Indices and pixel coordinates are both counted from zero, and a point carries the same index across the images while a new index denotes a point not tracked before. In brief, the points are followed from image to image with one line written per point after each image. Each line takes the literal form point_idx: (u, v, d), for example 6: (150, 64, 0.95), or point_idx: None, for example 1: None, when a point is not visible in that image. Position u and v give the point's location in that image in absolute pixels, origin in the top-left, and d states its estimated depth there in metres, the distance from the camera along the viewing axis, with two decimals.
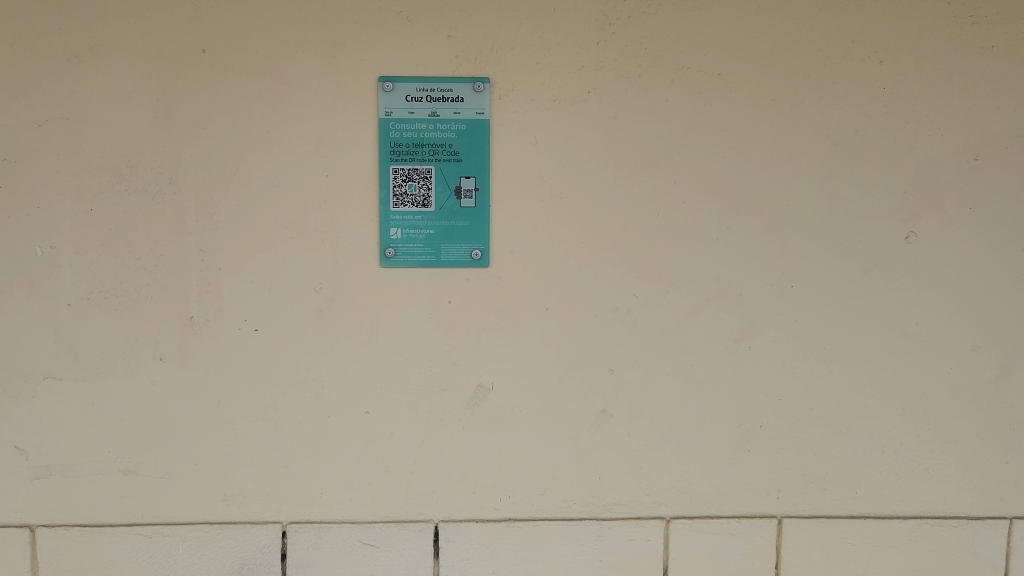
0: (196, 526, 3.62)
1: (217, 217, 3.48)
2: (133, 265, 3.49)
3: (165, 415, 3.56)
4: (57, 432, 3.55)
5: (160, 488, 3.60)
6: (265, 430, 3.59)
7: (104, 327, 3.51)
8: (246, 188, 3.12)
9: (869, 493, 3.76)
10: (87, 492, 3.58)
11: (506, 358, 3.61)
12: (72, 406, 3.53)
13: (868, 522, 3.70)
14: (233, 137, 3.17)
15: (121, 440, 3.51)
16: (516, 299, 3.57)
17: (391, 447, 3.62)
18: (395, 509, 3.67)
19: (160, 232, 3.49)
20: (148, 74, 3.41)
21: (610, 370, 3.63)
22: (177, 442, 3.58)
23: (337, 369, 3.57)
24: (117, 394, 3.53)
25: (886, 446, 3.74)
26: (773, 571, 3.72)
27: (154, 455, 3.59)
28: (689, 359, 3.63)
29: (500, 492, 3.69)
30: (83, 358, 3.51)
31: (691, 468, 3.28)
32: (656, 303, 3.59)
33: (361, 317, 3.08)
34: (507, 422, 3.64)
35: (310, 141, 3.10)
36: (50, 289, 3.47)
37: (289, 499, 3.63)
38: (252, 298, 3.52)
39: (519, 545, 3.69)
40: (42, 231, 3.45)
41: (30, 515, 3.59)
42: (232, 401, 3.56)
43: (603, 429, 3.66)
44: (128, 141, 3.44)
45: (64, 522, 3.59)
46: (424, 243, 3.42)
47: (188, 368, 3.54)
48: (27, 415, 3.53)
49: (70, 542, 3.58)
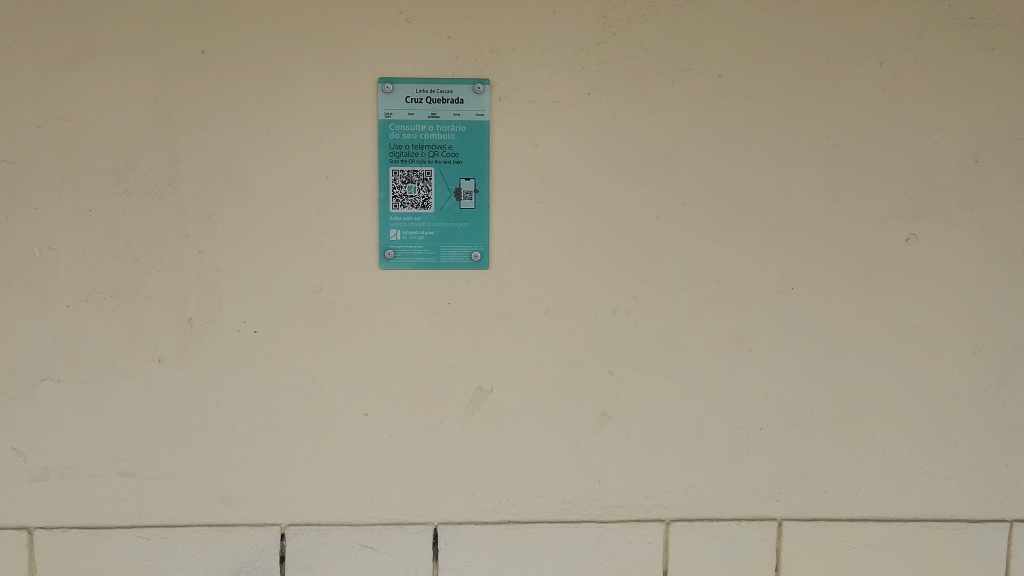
0: (190, 525, 2.28)
1: (139, 186, 2.18)
2: (62, 255, 2.19)
3: (122, 433, 2.24)
4: (37, 434, 2.23)
5: (96, 484, 2.25)
6: (201, 459, 2.26)
7: (22, 248, 2.18)
8: (122, 92, 2.16)
9: (940, 474, 2.38)
10: (85, 492, 2.25)
11: (504, 360, 2.28)
12: (22, 410, 2.22)
13: (914, 518, 2.39)
14: (129, 63, 2.16)
15: (22, 423, 2.22)
16: (510, 301, 2.26)
17: (334, 477, 2.29)
18: (356, 511, 2.30)
19: (55, 207, 2.17)
20: (36, 8, 2.14)
21: (609, 374, 2.30)
22: (89, 454, 2.24)
23: (280, 416, 2.26)
24: (40, 413, 2.22)
25: (940, 458, 2.38)
26: (845, 570, 2.39)
27: (84, 458, 2.24)
28: (751, 385, 2.33)
29: (494, 487, 2.32)
30: (83, 360, 2.21)
31: (724, 434, 2.34)
32: (661, 299, 2.29)
33: (274, 206, 2.20)
34: (503, 433, 2.30)
35: (215, 49, 2.17)
36: (41, 286, 2.19)
37: (266, 485, 2.28)
38: (176, 265, 2.21)
39: (518, 544, 2.33)
40: (30, 224, 2.17)
41: (26, 511, 2.25)
42: (171, 410, 2.24)
43: (603, 433, 2.32)
44: (12, 105, 2.15)
45: (63, 522, 2.26)
46: (421, 230, 2.22)
47: (163, 374, 2.23)
48: (25, 422, 2.22)
49: (69, 543, 2.25)
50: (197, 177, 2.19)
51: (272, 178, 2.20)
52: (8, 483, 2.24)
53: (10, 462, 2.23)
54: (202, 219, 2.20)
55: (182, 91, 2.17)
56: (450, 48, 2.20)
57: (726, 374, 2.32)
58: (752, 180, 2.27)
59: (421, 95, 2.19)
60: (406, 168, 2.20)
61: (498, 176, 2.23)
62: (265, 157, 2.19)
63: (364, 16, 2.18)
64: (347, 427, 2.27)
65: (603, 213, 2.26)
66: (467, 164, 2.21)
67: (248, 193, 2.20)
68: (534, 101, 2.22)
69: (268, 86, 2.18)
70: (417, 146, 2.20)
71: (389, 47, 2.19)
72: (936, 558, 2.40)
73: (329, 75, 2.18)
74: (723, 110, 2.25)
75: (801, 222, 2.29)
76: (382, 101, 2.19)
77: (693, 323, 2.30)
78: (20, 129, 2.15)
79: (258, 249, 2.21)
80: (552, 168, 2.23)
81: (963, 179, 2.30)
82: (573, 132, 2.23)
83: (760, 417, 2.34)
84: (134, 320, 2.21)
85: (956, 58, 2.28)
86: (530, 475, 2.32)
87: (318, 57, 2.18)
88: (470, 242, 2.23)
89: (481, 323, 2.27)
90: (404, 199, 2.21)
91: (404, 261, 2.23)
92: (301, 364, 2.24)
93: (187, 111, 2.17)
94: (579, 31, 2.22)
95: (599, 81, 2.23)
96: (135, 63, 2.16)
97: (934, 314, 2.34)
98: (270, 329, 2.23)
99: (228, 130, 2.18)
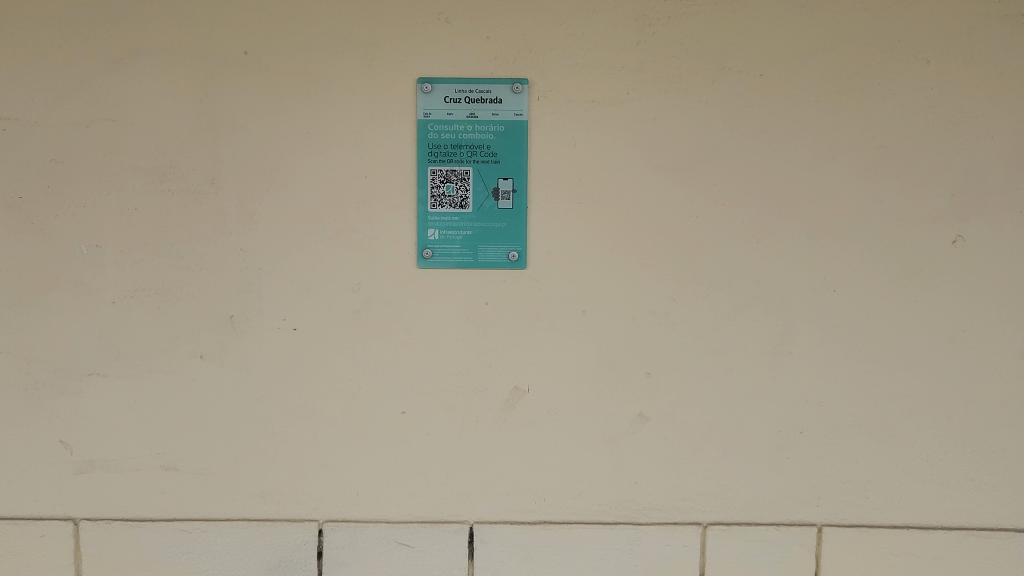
0: (230, 520, 2.31)
1: (181, 186, 2.22)
2: (108, 252, 2.23)
3: (165, 427, 2.28)
4: (83, 428, 2.28)
5: (140, 478, 2.30)
6: (241, 455, 2.29)
7: (70, 245, 2.23)
8: (167, 92, 2.20)
9: (987, 482, 2.33)
10: (129, 485, 2.30)
11: (540, 360, 2.28)
12: (69, 404, 2.27)
13: (958, 526, 2.34)
14: (174, 64, 2.19)
15: (70, 417, 2.27)
16: (547, 301, 2.26)
17: (370, 475, 2.30)
18: (391, 509, 2.32)
19: (101, 206, 2.22)
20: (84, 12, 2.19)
21: (646, 375, 2.28)
22: (132, 447, 2.28)
23: (317, 413, 2.28)
24: (87, 408, 2.27)
25: (986, 466, 2.32)
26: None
27: (128, 452, 2.29)
28: (791, 388, 2.30)
29: (529, 487, 2.32)
30: (127, 356, 2.26)
31: (762, 437, 2.31)
32: (700, 300, 2.27)
33: (313, 205, 2.22)
34: (539, 433, 2.30)
35: (257, 51, 2.19)
36: (88, 283, 2.24)
37: (304, 481, 2.30)
38: (218, 264, 2.24)
39: (553, 545, 2.32)
40: (78, 223, 2.22)
41: (72, 504, 2.30)
42: (212, 406, 2.27)
43: (639, 435, 2.30)
44: (61, 107, 2.20)
45: (107, 514, 2.31)
46: (459, 229, 2.23)
47: (204, 371, 2.26)
48: (71, 415, 2.27)
49: (112, 535, 2.30)
50: (239, 177, 2.22)
51: (313, 177, 2.22)
52: (54, 475, 2.29)
53: (56, 455, 2.28)
54: (243, 218, 2.23)
55: (225, 92, 2.20)
56: (489, 49, 2.21)
57: (765, 377, 2.29)
58: (794, 180, 2.24)
59: (460, 94, 2.20)
60: (445, 168, 2.21)
61: (536, 176, 2.23)
62: (305, 157, 2.21)
63: (404, 17, 2.19)
64: (384, 425, 2.29)
65: (642, 214, 2.24)
66: (505, 163, 2.21)
67: (288, 192, 2.22)
68: (572, 101, 2.21)
69: (308, 87, 2.20)
70: (456, 146, 2.21)
71: (429, 47, 2.20)
72: (982, 567, 2.35)
73: (369, 76, 2.20)
74: (764, 109, 2.23)
75: (844, 223, 2.26)
76: (422, 101, 2.20)
77: (732, 325, 2.28)
78: (68, 130, 2.20)
79: (298, 247, 2.24)
80: (589, 168, 2.23)
81: (1012, 179, 2.25)
82: (612, 132, 2.22)
83: (800, 420, 2.31)
84: (177, 317, 2.25)
85: (1006, 55, 2.23)
86: (566, 475, 2.31)
87: (358, 58, 2.20)
88: (507, 242, 2.23)
89: (518, 322, 2.27)
90: (442, 199, 2.21)
91: (441, 261, 2.23)
92: (339, 362, 2.27)
93: (229, 111, 2.20)
94: (619, 30, 2.21)
95: (638, 81, 2.22)
96: (180, 65, 2.19)
97: (981, 318, 2.28)
98: (309, 327, 2.25)
99: (269, 130, 2.21)
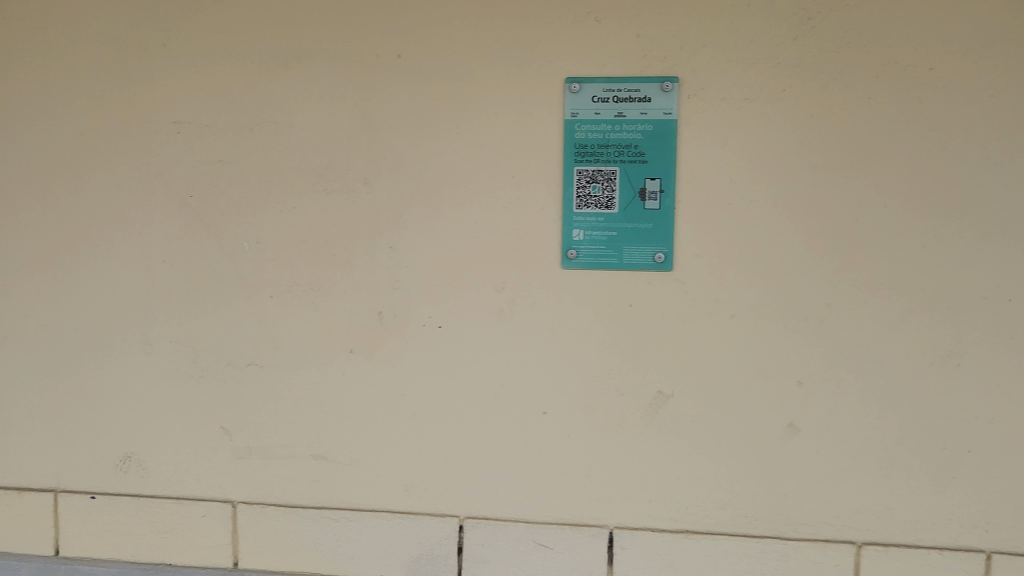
0: (375, 511, 2.38)
1: (334, 187, 2.31)
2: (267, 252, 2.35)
3: (316, 420, 2.38)
4: (243, 418, 2.40)
5: (292, 468, 2.40)
6: (386, 449, 2.36)
7: (233, 245, 2.36)
8: (323, 99, 2.29)
9: None
10: (283, 474, 2.41)
11: (688, 365, 2.22)
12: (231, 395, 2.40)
13: None
14: (330, 72, 2.29)
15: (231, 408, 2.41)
16: (695, 305, 2.20)
17: (511, 474, 2.32)
18: (531, 508, 2.32)
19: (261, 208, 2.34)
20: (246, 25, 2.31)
21: (798, 383, 2.18)
22: (286, 438, 2.39)
23: (460, 409, 2.31)
24: (246, 399, 2.40)
25: None
26: None
27: (281, 442, 2.40)
28: (958, 404, 2.14)
29: (676, 493, 2.26)
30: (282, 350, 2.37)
31: (925, 455, 2.16)
32: (860, 307, 2.15)
33: (460, 207, 2.26)
34: (687, 440, 2.25)
35: (408, 55, 2.25)
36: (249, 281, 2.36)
37: (446, 478, 2.34)
38: (368, 263, 2.31)
39: (696, 555, 2.26)
40: (241, 224, 2.35)
41: (231, 489, 2.44)
42: (360, 400, 2.35)
43: (790, 446, 2.20)
44: (227, 115, 2.33)
45: (262, 501, 2.43)
46: (604, 229, 2.21)
47: (353, 367, 2.34)
48: (233, 406, 2.40)
49: (268, 520, 2.42)
50: (389, 179, 2.29)
51: (460, 178, 2.26)
52: (215, 463, 2.43)
53: (218, 444, 2.42)
54: (393, 219, 2.30)
55: (378, 98, 2.27)
56: (640, 44, 2.17)
57: (929, 389, 2.14)
58: (966, 179, 2.09)
59: (609, 94, 2.18)
60: (592, 169, 2.19)
61: (688, 172, 2.17)
62: (453, 159, 2.25)
63: (552, 19, 2.19)
64: (526, 425, 2.29)
65: (800, 214, 2.15)
66: (653, 164, 2.17)
67: (436, 194, 2.27)
68: (726, 98, 2.15)
69: (456, 91, 2.24)
70: (603, 146, 2.19)
71: (579, 45, 2.19)
72: None
73: (516, 79, 2.21)
74: (935, 103, 2.08)
75: (1023, 226, 2.08)
76: (571, 100, 2.19)
77: (893, 334, 2.14)
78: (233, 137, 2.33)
79: (444, 247, 2.28)
80: (746, 167, 2.15)
81: None
82: (766, 128, 2.14)
83: (969, 438, 2.14)
84: (329, 315, 2.34)
85: None
86: (712, 483, 2.24)
87: (505, 62, 2.22)
88: (653, 243, 2.19)
89: (664, 326, 2.22)
90: (588, 199, 2.20)
91: (585, 262, 2.22)
92: (481, 361, 2.29)
93: (382, 116, 2.27)
94: (776, 22, 2.12)
95: (795, 74, 2.12)
96: (336, 73, 2.28)
97: None
98: (453, 326, 2.29)
99: (419, 133, 2.26)
